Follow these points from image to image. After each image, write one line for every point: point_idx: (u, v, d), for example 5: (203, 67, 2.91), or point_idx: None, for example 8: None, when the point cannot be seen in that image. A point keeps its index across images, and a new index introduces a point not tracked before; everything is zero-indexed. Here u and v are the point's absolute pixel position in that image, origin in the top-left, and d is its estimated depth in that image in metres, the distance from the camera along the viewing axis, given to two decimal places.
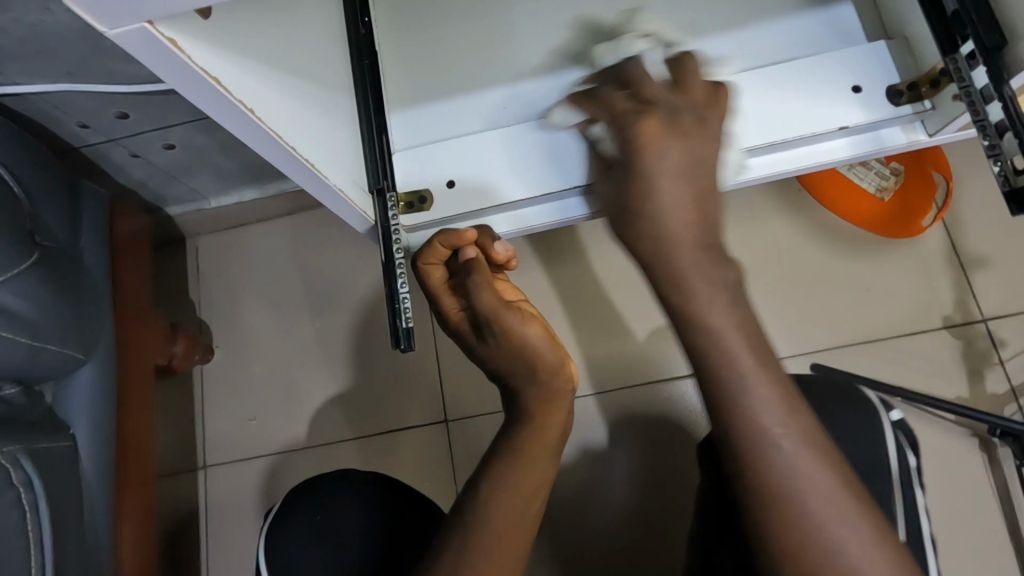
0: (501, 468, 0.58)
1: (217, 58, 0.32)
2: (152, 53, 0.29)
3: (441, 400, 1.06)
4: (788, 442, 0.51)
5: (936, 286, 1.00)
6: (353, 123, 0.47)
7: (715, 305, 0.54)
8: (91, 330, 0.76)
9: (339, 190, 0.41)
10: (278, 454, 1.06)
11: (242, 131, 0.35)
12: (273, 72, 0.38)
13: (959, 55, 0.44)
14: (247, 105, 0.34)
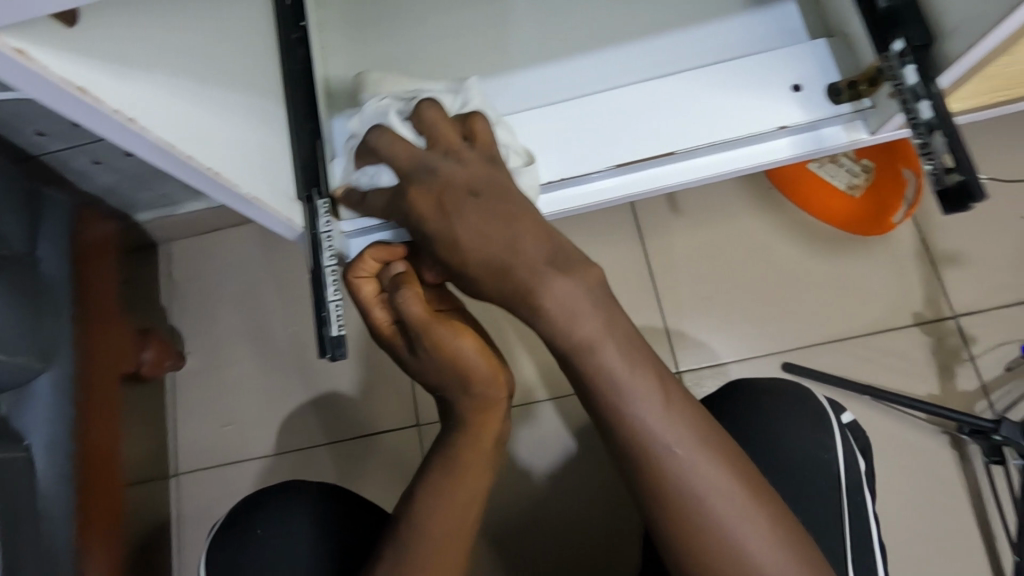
0: (441, 476, 0.59)
1: (82, 67, 0.31)
2: (2, 62, 0.28)
3: (414, 404, 1.05)
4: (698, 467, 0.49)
5: (908, 283, 1.00)
6: (261, 129, 0.47)
7: (609, 337, 0.49)
8: (50, 339, 0.76)
9: (250, 197, 0.43)
10: (250, 460, 1.06)
11: (126, 141, 0.35)
12: (161, 77, 0.37)
13: (891, 53, 0.43)
14: (128, 115, 0.33)
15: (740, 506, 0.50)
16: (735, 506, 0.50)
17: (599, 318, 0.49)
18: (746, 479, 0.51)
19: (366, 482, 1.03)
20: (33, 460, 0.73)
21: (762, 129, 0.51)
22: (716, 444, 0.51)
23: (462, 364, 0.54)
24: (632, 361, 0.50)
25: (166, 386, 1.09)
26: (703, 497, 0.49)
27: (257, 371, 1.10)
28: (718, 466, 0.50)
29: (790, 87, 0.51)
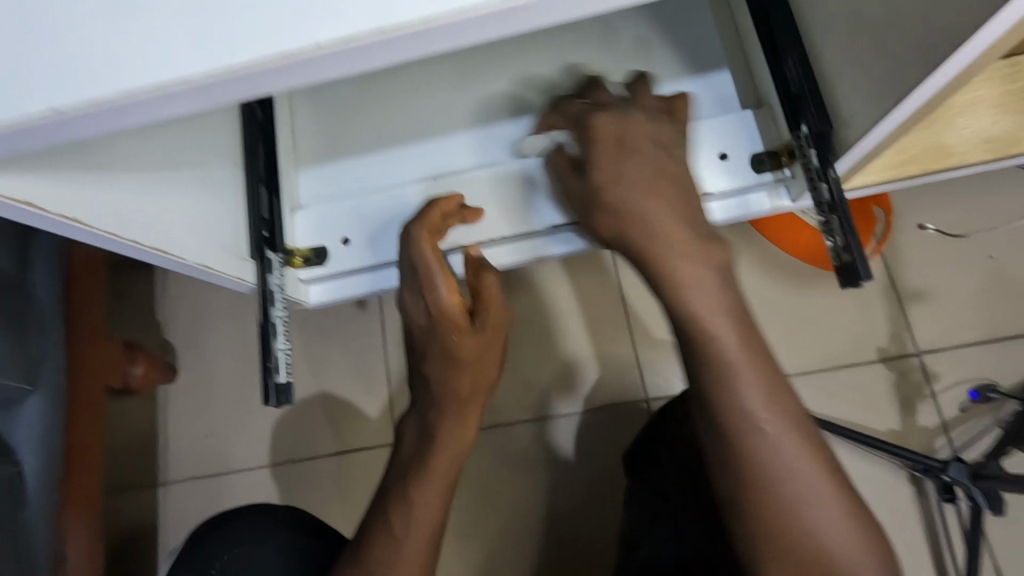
0: (436, 457, 0.64)
1: (36, 178, 0.36)
2: None
3: (391, 421, 1.10)
4: (800, 474, 0.49)
5: (871, 319, 1.02)
6: (210, 200, 0.53)
7: (723, 324, 0.50)
8: (38, 362, 0.79)
9: (197, 268, 0.48)
10: (234, 472, 1.10)
11: (79, 235, 0.40)
12: (108, 174, 0.42)
13: (799, 135, 0.47)
14: (72, 217, 0.38)
15: (833, 512, 0.50)
16: (831, 514, 0.50)
17: (722, 326, 0.50)
18: (837, 487, 0.51)
19: (345, 494, 1.08)
20: (25, 473, 0.78)
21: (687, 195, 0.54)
22: (818, 452, 0.51)
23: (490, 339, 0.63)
24: (753, 371, 0.50)
25: (157, 398, 1.15)
26: (802, 506, 0.49)
27: (244, 386, 1.15)
28: (818, 474, 0.50)
29: (716, 156, 0.54)
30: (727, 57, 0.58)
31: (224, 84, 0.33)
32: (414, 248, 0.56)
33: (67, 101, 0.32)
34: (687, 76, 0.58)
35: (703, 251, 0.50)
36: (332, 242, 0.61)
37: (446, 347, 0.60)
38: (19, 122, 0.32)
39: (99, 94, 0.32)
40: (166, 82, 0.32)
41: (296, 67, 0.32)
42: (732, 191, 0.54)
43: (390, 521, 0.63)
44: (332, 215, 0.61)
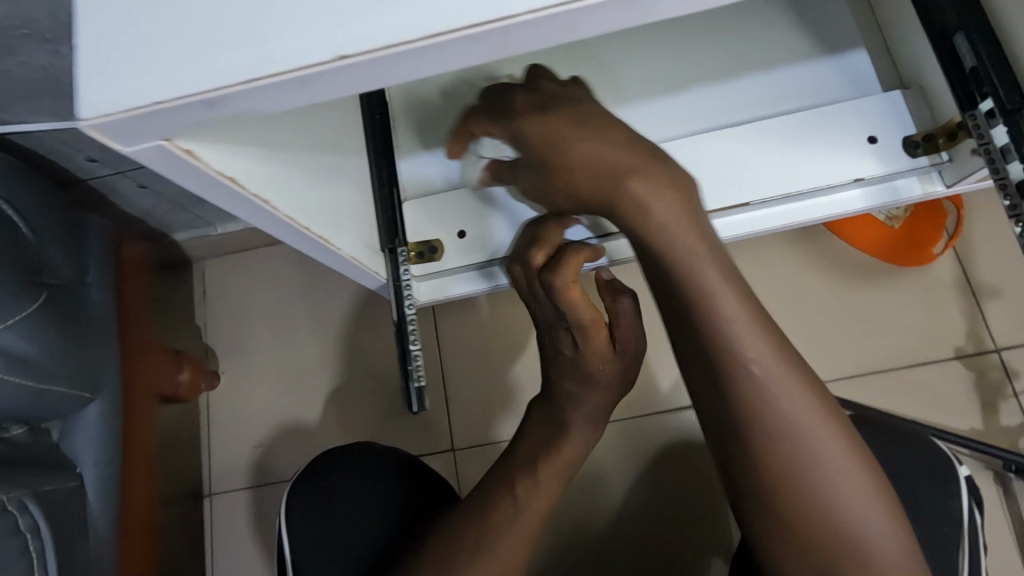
0: (569, 444, 0.63)
1: (235, 159, 0.37)
2: (172, 162, 0.34)
3: (448, 425, 1.04)
4: (809, 428, 0.45)
5: (947, 316, 0.99)
6: (353, 188, 0.53)
7: (716, 280, 0.46)
8: (98, 368, 0.74)
9: (350, 259, 0.48)
10: (284, 481, 1.05)
11: (262, 219, 0.41)
12: (281, 160, 0.42)
13: (978, 112, 0.44)
14: (263, 198, 0.40)
15: (847, 467, 0.45)
16: (846, 469, 0.45)
17: (709, 265, 0.46)
18: (848, 440, 0.46)
19: None
20: (85, 488, 0.72)
21: (839, 181, 0.50)
22: (824, 404, 0.47)
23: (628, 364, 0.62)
24: (748, 318, 0.45)
25: (201, 405, 1.10)
26: (817, 460, 0.45)
27: (290, 393, 1.09)
28: (828, 428, 0.46)
29: (866, 139, 0.50)
30: (862, 35, 0.54)
31: (398, 65, 0.32)
32: (558, 294, 0.53)
33: (255, 73, 0.30)
34: (819, 56, 0.54)
35: (655, 183, 0.47)
36: (448, 237, 0.59)
37: (590, 372, 0.60)
38: (210, 97, 0.31)
39: (283, 65, 0.30)
40: (344, 54, 0.30)
41: (442, 49, 0.31)
42: (883, 177, 0.50)
43: (516, 490, 0.62)
44: (447, 207, 0.59)
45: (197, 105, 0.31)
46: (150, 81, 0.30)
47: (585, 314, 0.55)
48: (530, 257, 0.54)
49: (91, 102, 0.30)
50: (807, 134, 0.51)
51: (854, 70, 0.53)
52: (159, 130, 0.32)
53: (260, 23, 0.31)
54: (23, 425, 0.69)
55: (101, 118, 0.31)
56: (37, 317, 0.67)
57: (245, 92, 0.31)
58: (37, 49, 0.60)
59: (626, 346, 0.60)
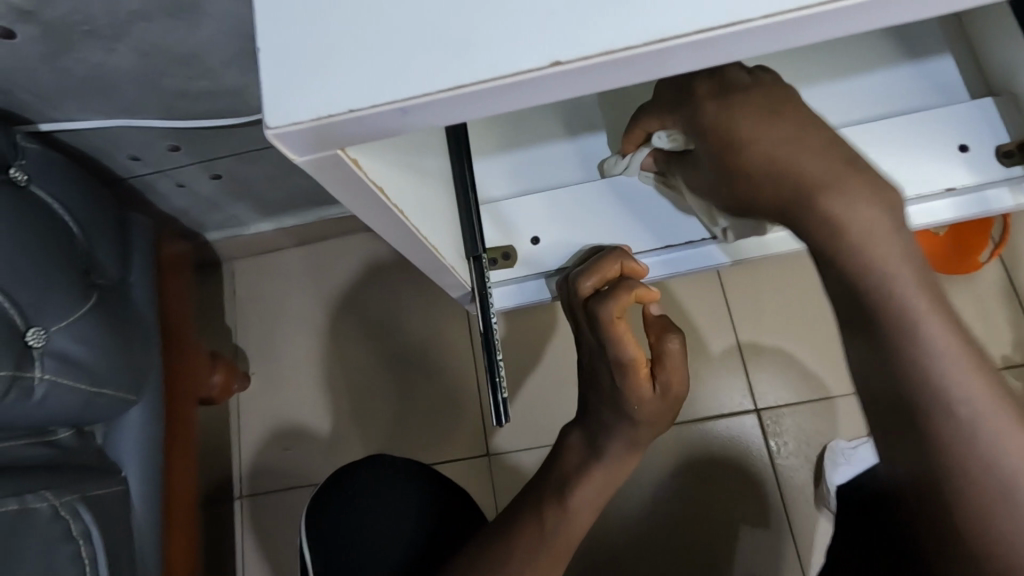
0: (606, 472, 0.54)
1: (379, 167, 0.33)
2: (337, 173, 0.30)
3: (482, 429, 1.03)
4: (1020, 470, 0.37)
5: (992, 325, 0.98)
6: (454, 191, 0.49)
7: (890, 262, 0.39)
8: (142, 370, 0.73)
9: (451, 268, 0.46)
10: (316, 484, 1.04)
11: (392, 228, 0.38)
12: (406, 164, 0.39)
13: None
14: (398, 207, 0.36)
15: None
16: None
17: (915, 282, 0.38)
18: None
19: None
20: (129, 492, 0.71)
21: (928, 191, 0.49)
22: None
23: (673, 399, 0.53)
24: (919, 288, 0.38)
25: (232, 406, 1.09)
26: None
27: (321, 396, 1.08)
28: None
29: (956, 148, 0.49)
30: (947, 41, 0.52)
31: (633, 67, 0.25)
32: (604, 328, 0.47)
33: (468, 79, 0.25)
34: (904, 62, 0.52)
35: (838, 169, 0.40)
36: (521, 244, 0.55)
37: (628, 411, 0.52)
38: (415, 101, 0.25)
39: (498, 70, 0.25)
40: (561, 60, 0.24)
41: (678, 52, 0.25)
42: (974, 188, 0.49)
43: (542, 511, 0.54)
44: (522, 210, 0.55)
45: (395, 112, 0.26)
46: (339, 90, 0.25)
47: (628, 352, 0.48)
48: (580, 286, 0.48)
49: (275, 113, 0.26)
50: (894, 140, 0.49)
51: (937, 76, 0.52)
52: (351, 139, 0.27)
53: (452, 22, 0.25)
54: (70, 427, 0.68)
55: (296, 127, 0.26)
56: (87, 320, 0.65)
57: (449, 101, 0.25)
58: (95, 47, 0.59)
59: (669, 390, 0.52)
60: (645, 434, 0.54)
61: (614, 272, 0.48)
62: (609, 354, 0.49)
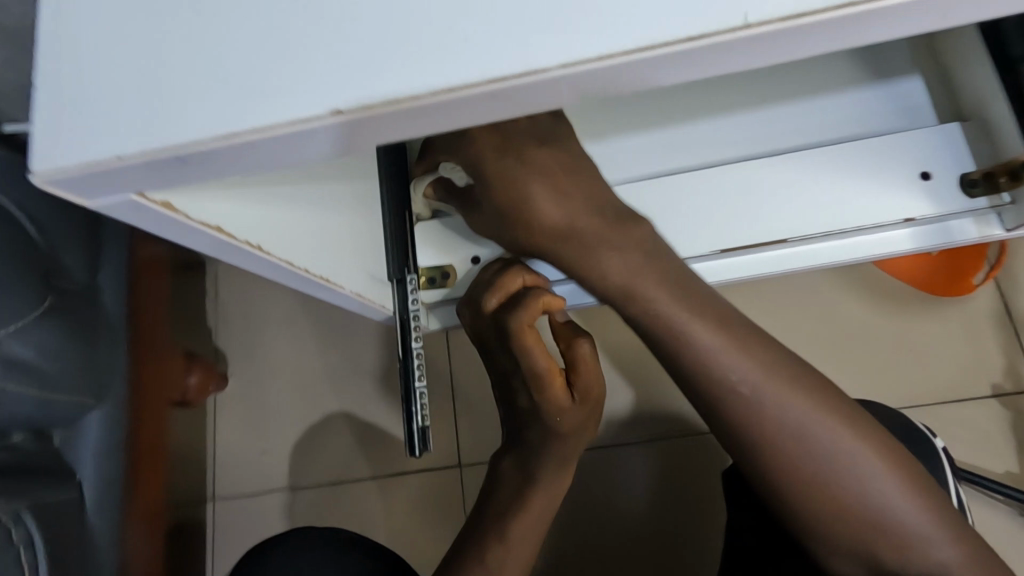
0: (544, 497, 0.56)
1: (220, 203, 0.32)
2: (146, 215, 0.29)
3: (455, 440, 1.01)
4: (820, 432, 0.46)
5: (984, 350, 0.94)
6: (359, 216, 0.48)
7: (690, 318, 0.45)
8: (104, 374, 0.73)
9: (349, 296, 0.44)
10: (287, 489, 1.03)
11: (256, 264, 0.37)
12: (279, 193, 0.37)
13: None
14: (253, 243, 0.35)
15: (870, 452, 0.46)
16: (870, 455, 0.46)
17: (709, 330, 0.45)
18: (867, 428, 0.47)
19: (403, 521, 1.00)
20: (84, 498, 0.71)
21: (887, 220, 0.47)
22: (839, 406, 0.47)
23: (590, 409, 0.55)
24: (728, 340, 0.46)
25: (208, 407, 1.09)
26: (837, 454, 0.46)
27: (296, 400, 1.07)
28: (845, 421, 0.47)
29: (917, 175, 0.46)
30: (916, 62, 0.50)
31: (419, 117, 0.25)
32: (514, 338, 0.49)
33: (235, 128, 0.24)
34: (871, 84, 0.50)
35: (617, 233, 0.47)
36: (460, 262, 0.57)
37: (551, 423, 0.53)
38: (184, 150, 0.25)
39: (265, 119, 0.24)
40: (414, 95, 0.24)
41: (509, 96, 0.25)
42: (935, 219, 0.47)
43: (485, 555, 0.54)
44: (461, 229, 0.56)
45: (171, 161, 0.25)
46: (108, 133, 0.25)
47: (542, 363, 0.49)
48: (484, 305, 0.50)
49: (41, 160, 0.25)
50: (851, 166, 0.47)
51: (904, 98, 0.49)
52: (132, 183, 0.26)
53: (263, 62, 0.24)
54: (27, 431, 0.67)
55: (58, 172, 0.25)
56: (40, 325, 0.64)
57: (220, 150, 0.25)
58: None
59: (588, 395, 0.54)
60: (572, 450, 0.56)
61: (517, 286, 0.51)
62: (523, 368, 0.50)
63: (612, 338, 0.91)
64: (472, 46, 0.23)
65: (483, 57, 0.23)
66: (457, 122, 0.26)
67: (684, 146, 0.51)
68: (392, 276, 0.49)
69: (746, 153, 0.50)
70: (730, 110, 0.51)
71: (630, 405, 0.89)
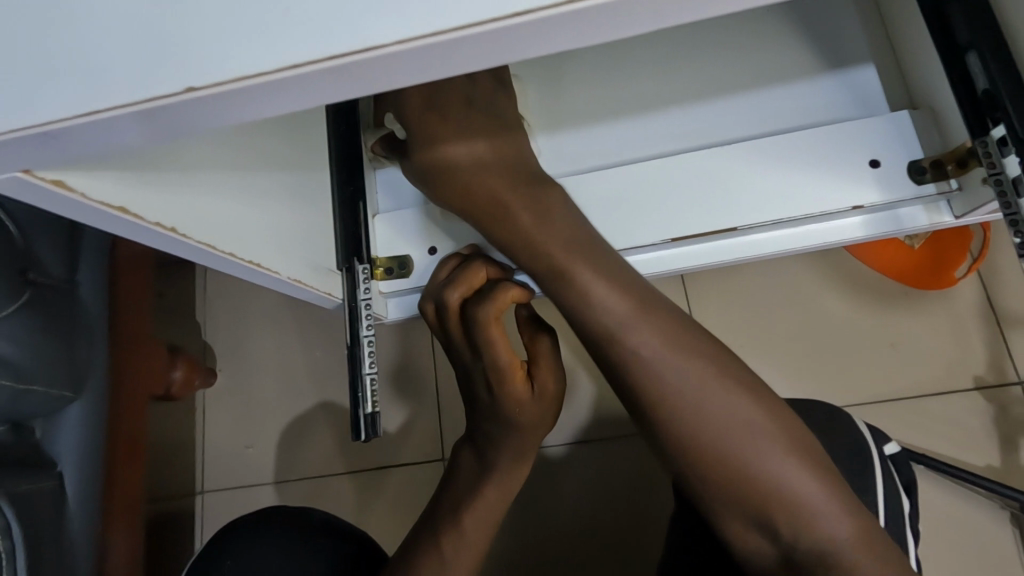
0: (498, 489, 0.59)
1: (122, 185, 0.32)
2: (46, 195, 0.30)
3: (438, 434, 1.02)
4: (715, 406, 0.47)
5: (967, 343, 0.93)
6: (299, 208, 0.49)
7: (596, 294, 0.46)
8: (82, 366, 0.74)
9: (287, 281, 0.45)
10: (272, 483, 1.05)
11: (175, 248, 0.37)
12: (203, 179, 0.38)
13: (990, 139, 0.41)
14: (170, 226, 0.35)
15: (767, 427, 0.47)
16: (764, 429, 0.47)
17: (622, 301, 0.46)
18: (765, 402, 0.48)
19: (386, 514, 1.00)
20: (64, 489, 0.72)
21: (836, 208, 0.47)
22: (749, 392, 0.48)
23: (550, 406, 0.57)
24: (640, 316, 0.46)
25: (196, 402, 1.10)
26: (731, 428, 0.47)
27: (281, 395, 1.08)
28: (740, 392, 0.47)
29: (868, 163, 0.47)
30: (871, 50, 0.50)
31: (283, 88, 0.26)
32: (479, 329, 0.50)
33: (104, 104, 0.26)
34: (825, 73, 0.50)
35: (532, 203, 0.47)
36: (417, 253, 0.56)
37: (509, 418, 0.56)
38: (61, 123, 0.26)
39: (132, 95, 0.25)
40: (332, 53, 0.25)
41: (405, 60, 0.25)
42: (885, 206, 0.47)
43: (441, 544, 0.58)
44: (419, 221, 0.56)
45: (43, 137, 0.26)
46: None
47: (505, 356, 0.51)
48: (449, 298, 0.51)
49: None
50: (800, 156, 0.48)
51: (856, 88, 0.50)
52: (17, 159, 0.27)
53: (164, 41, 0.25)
54: (5, 423, 0.68)
55: None
56: (19, 316, 0.66)
57: (90, 125, 0.26)
58: None
59: (546, 390, 0.56)
60: (527, 450, 0.59)
61: (483, 280, 0.52)
62: (485, 362, 0.52)
63: None
64: (332, 20, 0.25)
65: (361, 28, 0.24)
66: (330, 96, 0.27)
67: (642, 137, 0.52)
68: (342, 265, 0.53)
69: (700, 144, 0.51)
70: (683, 102, 0.51)
71: (610, 398, 0.89)
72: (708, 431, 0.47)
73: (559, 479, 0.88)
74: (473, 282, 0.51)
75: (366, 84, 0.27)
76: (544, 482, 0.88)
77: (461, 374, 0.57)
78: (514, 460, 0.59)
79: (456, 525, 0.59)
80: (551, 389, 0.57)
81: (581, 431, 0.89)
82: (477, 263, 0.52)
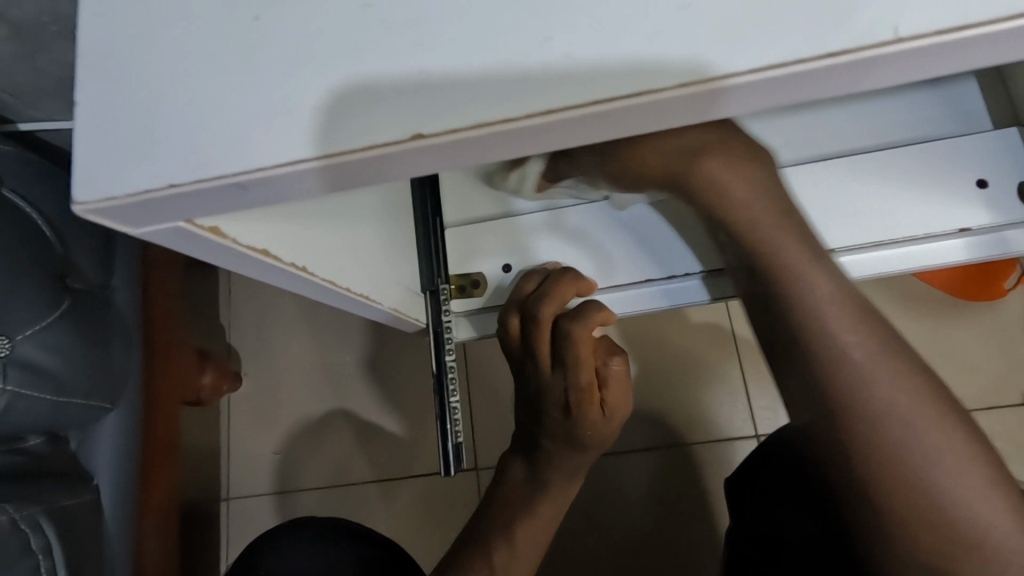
0: (551, 500, 0.57)
1: (262, 228, 0.30)
2: (200, 244, 0.28)
3: (472, 445, 0.99)
4: (905, 410, 0.39)
5: (1016, 357, 0.91)
6: (392, 230, 0.48)
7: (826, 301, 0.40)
8: (121, 374, 0.72)
9: (388, 310, 0.44)
10: (299, 491, 1.02)
11: (294, 284, 0.35)
12: (326, 214, 0.37)
13: None
14: (298, 264, 0.34)
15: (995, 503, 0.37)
16: (949, 448, 0.38)
17: (836, 306, 0.40)
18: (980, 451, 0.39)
19: (416, 522, 0.98)
20: (99, 501, 0.70)
21: (940, 230, 0.44)
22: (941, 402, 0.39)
23: (614, 432, 0.55)
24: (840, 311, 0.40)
25: (221, 406, 1.08)
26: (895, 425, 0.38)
27: (309, 399, 1.06)
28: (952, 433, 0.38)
29: (974, 183, 0.44)
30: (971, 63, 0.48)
31: (481, 145, 0.24)
32: (569, 346, 0.48)
33: (305, 154, 0.23)
34: (925, 85, 0.48)
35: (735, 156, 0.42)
36: (490, 270, 0.54)
37: (578, 439, 0.53)
38: (254, 176, 0.23)
39: (328, 146, 0.23)
40: (487, 123, 0.23)
41: (571, 125, 0.23)
42: (992, 227, 0.44)
43: (492, 554, 0.55)
44: (492, 237, 0.54)
45: (230, 187, 0.24)
46: (168, 160, 0.23)
47: (585, 377, 0.49)
48: (542, 313, 0.48)
49: (81, 187, 0.24)
50: (899, 175, 0.45)
51: (957, 101, 0.47)
52: (185, 212, 0.25)
53: (314, 82, 0.23)
54: (41, 433, 0.66)
55: (106, 202, 0.24)
56: (58, 327, 0.64)
57: (278, 178, 0.24)
58: (64, 46, 0.59)
59: (617, 413, 0.54)
60: (580, 469, 0.57)
61: (569, 296, 0.49)
62: (567, 382, 0.50)
63: (637, 343, 0.89)
64: (512, 68, 0.23)
65: (528, 86, 0.22)
66: (512, 148, 0.25)
67: None
68: (425, 288, 0.54)
69: (792, 159, 0.48)
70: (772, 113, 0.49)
71: (652, 411, 0.87)
72: (893, 447, 0.38)
73: (601, 490, 0.86)
74: (564, 294, 0.49)
75: (555, 139, 0.24)
76: (583, 491, 0.86)
77: (528, 390, 0.54)
78: (566, 478, 0.57)
79: (511, 535, 0.56)
80: (619, 415, 0.55)
81: (625, 442, 0.86)
82: (571, 272, 0.50)
